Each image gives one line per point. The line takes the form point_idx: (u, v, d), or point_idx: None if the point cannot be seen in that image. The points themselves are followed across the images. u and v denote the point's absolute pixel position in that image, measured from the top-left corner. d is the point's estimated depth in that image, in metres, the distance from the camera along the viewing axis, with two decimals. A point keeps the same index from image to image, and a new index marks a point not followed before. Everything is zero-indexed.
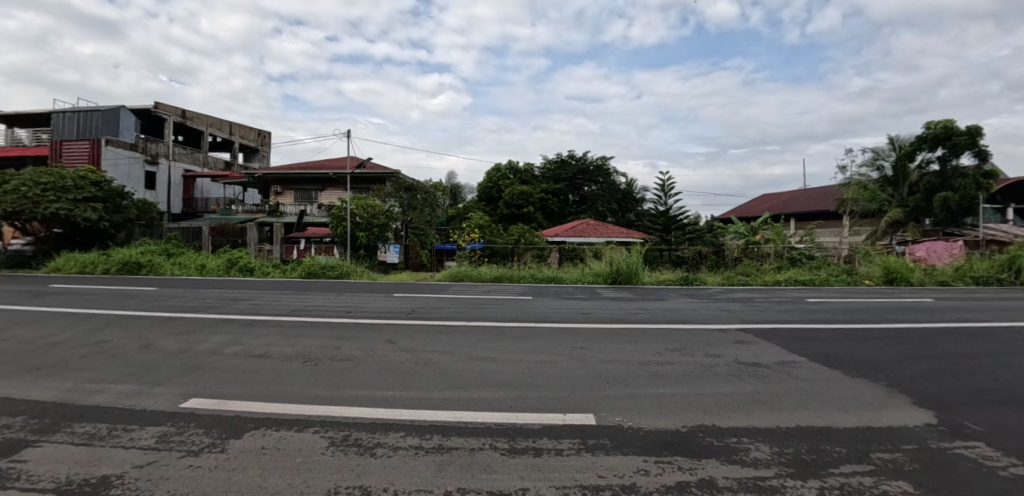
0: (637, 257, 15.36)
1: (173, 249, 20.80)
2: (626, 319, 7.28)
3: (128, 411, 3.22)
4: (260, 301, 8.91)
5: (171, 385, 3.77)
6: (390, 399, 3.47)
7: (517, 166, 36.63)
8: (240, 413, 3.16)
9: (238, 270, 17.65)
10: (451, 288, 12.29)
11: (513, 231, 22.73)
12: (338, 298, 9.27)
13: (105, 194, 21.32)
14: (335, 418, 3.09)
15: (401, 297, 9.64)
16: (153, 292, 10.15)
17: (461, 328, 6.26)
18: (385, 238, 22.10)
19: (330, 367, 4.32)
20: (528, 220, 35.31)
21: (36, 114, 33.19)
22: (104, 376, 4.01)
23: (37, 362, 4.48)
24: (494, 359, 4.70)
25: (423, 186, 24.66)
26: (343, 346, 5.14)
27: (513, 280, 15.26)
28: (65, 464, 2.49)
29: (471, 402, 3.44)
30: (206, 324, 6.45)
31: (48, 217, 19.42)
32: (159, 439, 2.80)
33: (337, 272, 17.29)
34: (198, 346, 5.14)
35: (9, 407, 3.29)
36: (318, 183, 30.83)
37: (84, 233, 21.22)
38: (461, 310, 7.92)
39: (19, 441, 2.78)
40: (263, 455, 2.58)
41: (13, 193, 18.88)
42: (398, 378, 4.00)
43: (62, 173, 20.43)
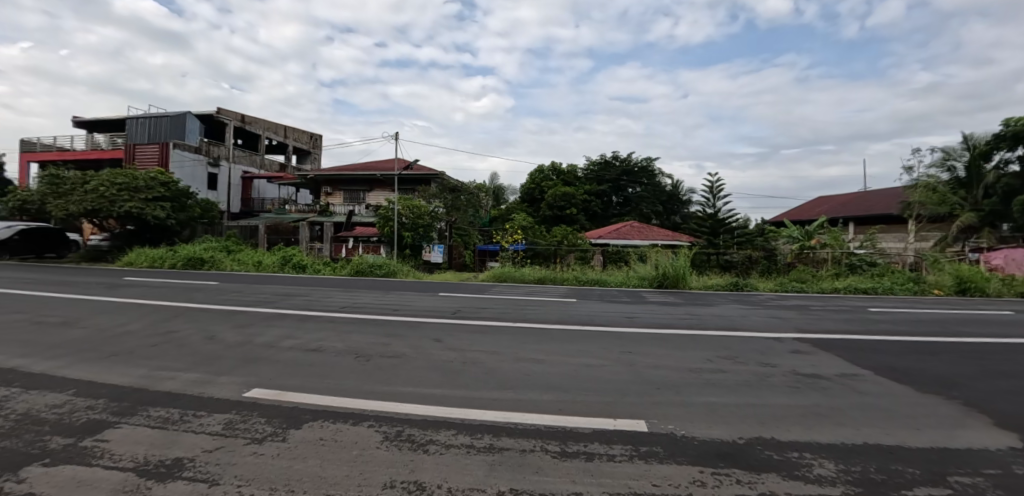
0: (684, 261, 14.91)
1: (232, 246, 22.05)
2: (672, 325, 7.10)
3: (198, 398, 3.44)
4: (312, 297, 9.29)
5: (234, 376, 3.97)
6: (437, 397, 3.50)
7: (559, 168, 36.68)
8: (299, 404, 3.29)
9: (292, 267, 18.49)
10: (494, 288, 12.41)
11: (556, 232, 22.87)
12: (385, 296, 9.58)
13: (173, 194, 22.84)
14: (387, 413, 3.16)
15: (446, 296, 9.79)
16: (215, 286, 10.80)
17: (505, 328, 6.31)
18: (429, 238, 22.40)
19: (381, 363, 4.42)
20: (570, 222, 34.97)
21: (111, 121, 36.15)
22: (173, 364, 4.27)
23: (114, 349, 4.85)
24: (539, 361, 4.67)
25: (466, 187, 25.48)
26: (392, 343, 5.27)
27: (557, 281, 15.27)
28: (142, 445, 2.67)
29: (520, 403, 3.44)
30: (263, 318, 6.79)
31: (122, 215, 20.94)
32: (226, 425, 2.96)
33: (384, 270, 17.80)
34: (256, 339, 5.40)
35: (94, 390, 3.58)
36: (366, 184, 31.81)
37: (154, 231, 22.87)
38: (504, 311, 7.94)
39: (103, 421, 3.01)
40: (321, 446, 2.67)
41: (93, 193, 20.55)
42: (446, 376, 4.05)
43: (134, 174, 22.04)
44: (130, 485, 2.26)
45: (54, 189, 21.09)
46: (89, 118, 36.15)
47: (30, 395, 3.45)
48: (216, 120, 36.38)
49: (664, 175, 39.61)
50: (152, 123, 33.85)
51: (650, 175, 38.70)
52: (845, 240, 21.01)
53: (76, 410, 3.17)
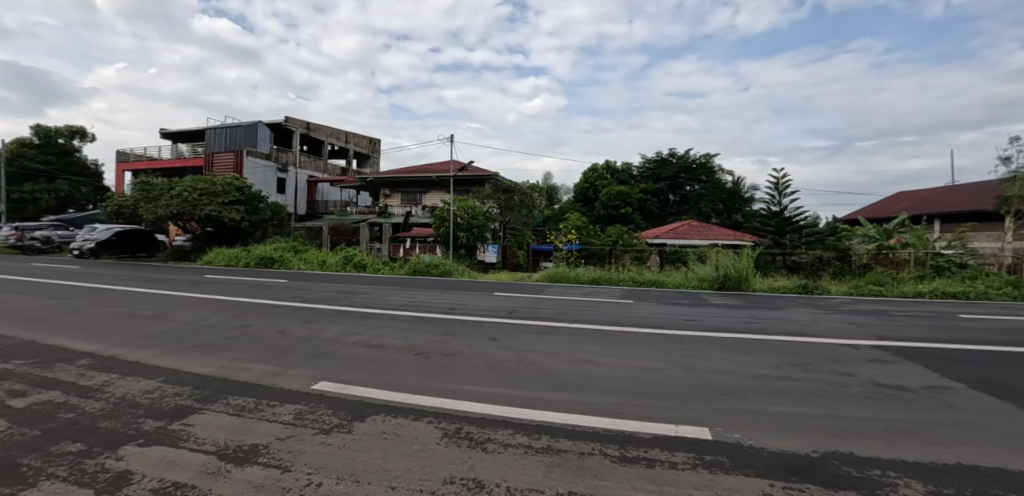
0: (747, 262, 14.26)
1: (299, 246, 23.41)
2: (734, 328, 6.79)
3: (270, 388, 3.67)
4: (372, 295, 9.69)
5: (302, 368, 4.21)
6: (494, 396, 3.55)
7: (614, 167, 35.90)
8: (363, 398, 3.44)
9: (353, 266, 19.42)
10: (550, 289, 12.44)
11: (610, 232, 22.90)
12: (442, 296, 9.84)
13: (246, 198, 24.54)
14: (446, 410, 3.23)
15: (502, 296, 9.89)
16: (284, 284, 11.55)
17: (560, 329, 6.28)
18: (484, 238, 22.47)
19: (440, 361, 4.53)
20: (625, 221, 34.20)
21: (191, 132, 39.55)
22: (248, 356, 4.59)
23: (198, 340, 5.29)
24: (596, 363, 4.60)
25: (518, 187, 26.00)
26: (449, 341, 5.38)
27: (613, 282, 15.04)
28: (222, 431, 2.89)
29: (576, 405, 3.41)
30: (327, 315, 7.16)
31: (203, 217, 22.81)
32: (296, 416, 3.14)
33: (439, 270, 18.28)
34: (322, 335, 5.71)
35: (182, 377, 3.92)
36: (422, 186, 32.74)
37: (230, 232, 24.73)
38: (560, 311, 7.90)
39: (188, 406, 3.29)
40: (384, 439, 2.78)
41: (177, 198, 22.58)
42: (502, 375, 4.08)
43: (213, 180, 23.85)
44: (212, 467, 2.46)
45: (145, 195, 23.30)
46: (173, 130, 39.76)
47: (127, 381, 3.83)
48: (285, 129, 38.80)
49: (724, 172, 37.94)
50: (228, 133, 36.50)
51: (710, 173, 37.20)
52: (930, 240, 19.16)
53: (166, 395, 3.50)
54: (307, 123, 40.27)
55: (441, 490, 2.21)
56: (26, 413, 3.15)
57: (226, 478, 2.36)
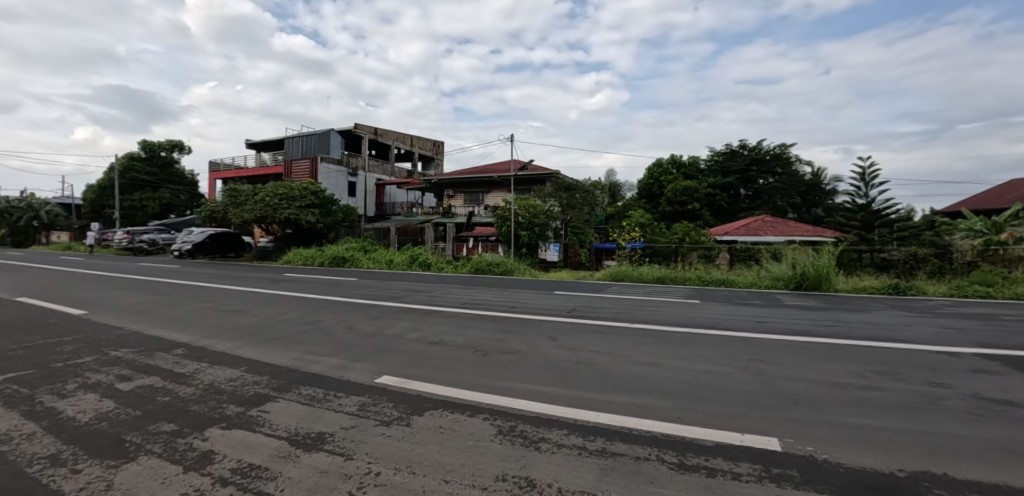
0: (828, 260, 13.17)
1: (368, 246, 24.61)
2: (811, 332, 6.29)
3: (337, 380, 3.89)
4: (435, 294, 10.02)
5: (367, 362, 4.42)
6: (549, 395, 3.53)
7: (679, 161, 33.96)
8: (422, 393, 3.55)
9: (418, 265, 20.28)
10: (611, 287, 12.21)
11: (677, 229, 21.86)
12: (502, 294, 9.97)
13: (320, 202, 26.22)
14: (501, 408, 3.26)
15: (561, 295, 9.85)
16: (354, 282, 12.24)
17: (619, 329, 6.15)
18: (545, 236, 22.58)
19: (498, 359, 4.58)
20: (692, 217, 32.31)
21: (270, 142, 43.05)
22: (319, 350, 4.92)
23: (276, 333, 5.74)
24: (656, 365, 4.45)
25: (581, 185, 25.69)
26: (507, 340, 5.43)
27: (678, 281, 14.51)
28: (294, 418, 3.09)
29: (632, 408, 3.32)
30: (392, 312, 7.49)
31: (283, 220, 24.63)
32: (360, 407, 3.30)
33: (501, 269, 18.54)
34: (386, 331, 5.98)
35: (261, 367, 4.26)
36: (484, 186, 33.27)
37: (307, 233, 26.61)
38: (621, 311, 7.73)
39: (266, 394, 3.57)
40: (440, 433, 2.85)
41: (260, 203, 24.63)
42: (559, 375, 4.05)
43: (292, 186, 25.70)
44: (284, 452, 2.65)
45: (233, 201, 25.48)
46: (256, 140, 43.45)
47: (214, 369, 4.22)
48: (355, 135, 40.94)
49: (802, 163, 35.19)
50: (305, 142, 38.99)
51: (785, 163, 34.67)
52: None
53: (246, 383, 3.81)
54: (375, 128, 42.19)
55: (493, 486, 2.24)
56: (134, 395, 3.57)
57: (296, 462, 2.53)
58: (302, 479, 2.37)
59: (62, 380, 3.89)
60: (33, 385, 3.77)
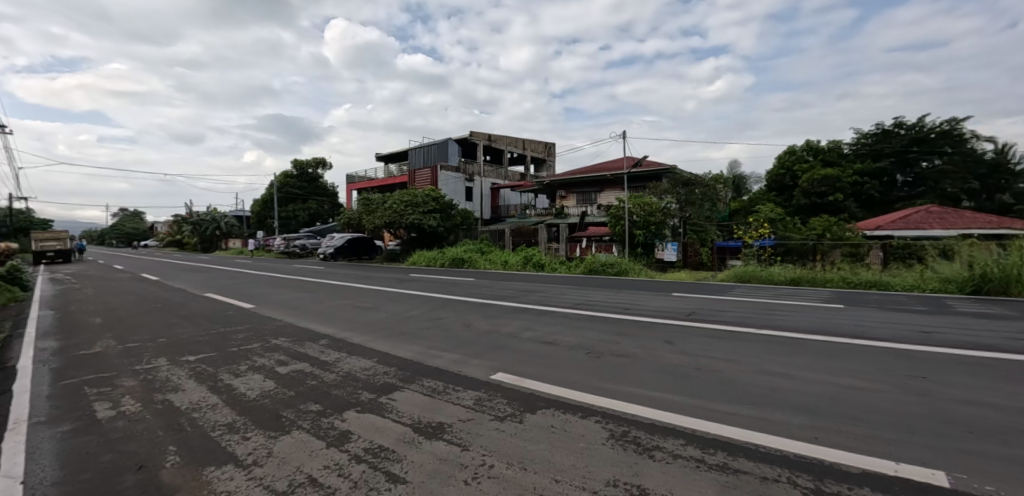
0: (1021, 256, 10.70)
1: (485, 247, 25.67)
2: (1006, 347, 5.08)
3: (455, 375, 4.12)
4: (547, 294, 10.18)
5: (483, 359, 4.63)
6: (663, 402, 3.35)
7: (817, 146, 30.75)
8: (535, 392, 3.60)
9: (533, 266, 20.82)
10: (736, 289, 11.27)
11: (816, 223, 19.11)
12: (616, 295, 9.77)
13: (440, 207, 28.14)
14: (614, 412, 3.17)
15: (678, 297, 9.34)
16: (471, 282, 12.97)
17: (744, 335, 5.62)
18: (662, 235, 21.57)
19: (610, 361, 4.47)
20: (834, 211, 28.23)
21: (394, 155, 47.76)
22: (439, 345, 5.27)
23: (403, 329, 6.30)
24: (789, 376, 3.98)
25: (701, 179, 22.87)
26: (621, 342, 5.29)
27: (816, 284, 12.86)
28: (417, 408, 3.34)
29: (761, 423, 3.00)
30: (506, 311, 7.77)
31: (409, 225, 27.00)
32: (476, 401, 3.46)
33: (616, 269, 18.29)
34: (501, 329, 6.20)
35: (390, 359, 4.69)
36: (597, 185, 32.83)
37: (429, 236, 28.41)
38: (748, 315, 7.07)
39: (395, 384, 3.92)
40: (551, 432, 2.87)
41: (388, 210, 27.30)
42: (676, 382, 3.83)
43: (416, 193, 28.00)
44: (409, 437, 2.87)
45: (366, 209, 28.55)
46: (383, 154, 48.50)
47: (352, 359, 4.76)
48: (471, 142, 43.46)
49: (981, 139, 28.79)
50: (426, 152, 42.57)
51: (956, 142, 28.79)
52: None
53: (377, 373, 4.22)
54: (489, 136, 44.15)
55: (603, 491, 2.19)
56: (289, 377, 4.17)
57: (419, 448, 2.73)
58: (424, 463, 2.55)
59: (238, 362, 4.69)
60: (217, 365, 4.61)
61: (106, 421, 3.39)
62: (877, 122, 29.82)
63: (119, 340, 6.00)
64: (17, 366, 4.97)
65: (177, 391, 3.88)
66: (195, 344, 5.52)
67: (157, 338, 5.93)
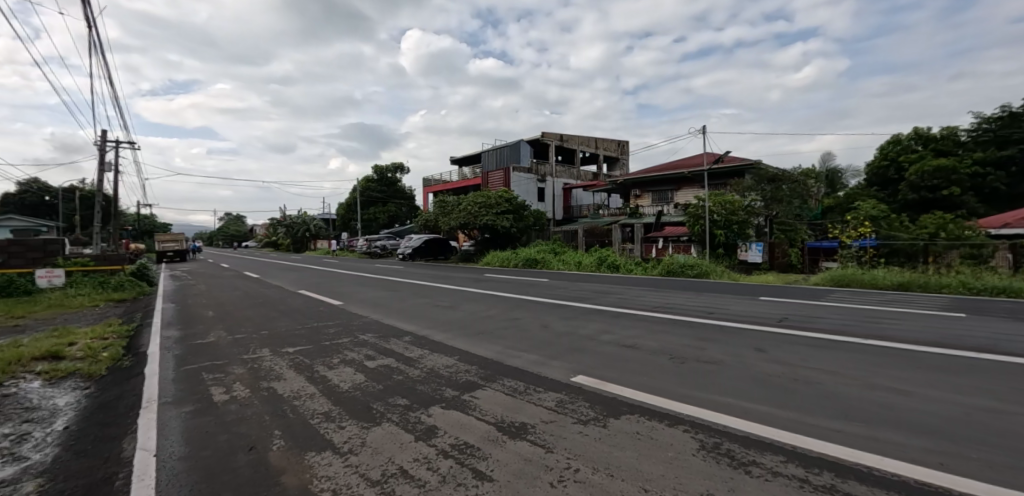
0: None
1: (558, 248, 25.57)
2: None
3: (536, 376, 4.14)
4: (624, 296, 9.99)
5: (562, 361, 4.62)
6: (756, 414, 3.15)
7: (927, 134, 27.42)
8: (617, 396, 3.54)
9: (607, 266, 20.51)
10: (833, 294, 10.35)
11: (926, 221, 17.10)
12: (696, 298, 9.37)
13: (513, 208, 28.45)
14: (703, 421, 3.03)
15: (767, 302, 8.76)
16: (546, 283, 13.04)
17: (847, 345, 5.12)
18: (746, 235, 20.52)
19: (694, 368, 4.27)
20: (951, 207, 24.91)
21: (466, 158, 49.36)
22: (517, 345, 5.32)
23: (482, 328, 6.45)
24: (905, 393, 3.57)
25: (788, 175, 22.10)
26: (706, 348, 5.05)
27: (931, 289, 11.53)
28: (501, 407, 3.40)
29: (874, 444, 2.71)
30: (582, 313, 7.70)
31: (483, 226, 27.63)
32: (558, 403, 3.46)
33: (696, 271, 17.58)
34: (580, 331, 6.15)
35: (472, 358, 4.82)
36: (674, 183, 31.45)
37: (502, 237, 28.84)
38: (850, 324, 6.46)
39: (477, 382, 4.02)
40: (637, 439, 2.79)
41: (463, 211, 28.15)
42: (770, 393, 3.58)
43: (490, 195, 28.58)
44: (493, 435, 2.93)
45: (442, 211, 29.67)
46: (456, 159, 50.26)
47: (434, 356, 4.95)
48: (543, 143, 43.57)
49: None
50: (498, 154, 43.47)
51: None
52: None
53: (460, 371, 4.35)
54: (561, 136, 44.05)
55: None
56: (377, 371, 4.41)
57: (503, 446, 2.77)
58: (510, 462, 2.58)
59: (332, 355, 5.05)
60: (313, 357, 4.99)
61: (221, 404, 3.79)
62: (1002, 104, 25.95)
63: (229, 331, 6.70)
64: (149, 352, 5.70)
65: (280, 380, 4.25)
66: (293, 337, 6.02)
67: (260, 331, 6.55)
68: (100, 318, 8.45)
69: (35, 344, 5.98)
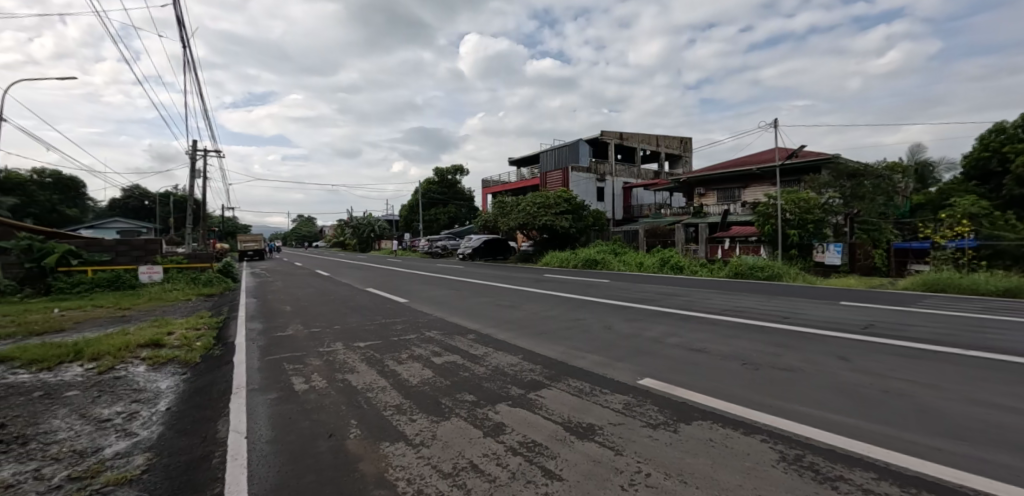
0: None
1: (618, 248, 25.14)
2: None
3: (601, 377, 4.14)
4: (689, 298, 9.69)
5: (628, 363, 4.58)
6: (840, 427, 2.97)
7: None
8: (687, 401, 3.46)
9: (670, 268, 19.97)
10: (927, 300, 9.43)
11: None
12: (768, 302, 8.91)
13: (572, 208, 28.26)
14: (781, 432, 2.91)
15: (848, 307, 8.16)
16: (607, 284, 12.90)
17: (945, 356, 4.67)
18: (822, 236, 19.29)
19: (768, 376, 4.09)
20: None
21: (524, 159, 49.83)
22: (581, 346, 5.33)
23: (545, 328, 6.52)
24: (1019, 411, 3.22)
25: (871, 170, 20.57)
26: (782, 355, 4.81)
27: None
28: (568, 407, 3.43)
29: (981, 465, 2.47)
30: (647, 315, 7.58)
31: (541, 226, 27.78)
32: (625, 405, 3.44)
33: (766, 273, 16.66)
34: (644, 333, 6.05)
35: (537, 357, 4.88)
36: (742, 180, 29.87)
37: (561, 238, 28.81)
38: (948, 333, 5.87)
39: (542, 381, 4.08)
40: (711, 447, 2.72)
41: (522, 212, 28.44)
42: (856, 405, 3.36)
43: (548, 195, 28.63)
44: (561, 435, 2.97)
45: (501, 211, 30.13)
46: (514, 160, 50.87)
47: (498, 354, 5.07)
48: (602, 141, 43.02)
49: None
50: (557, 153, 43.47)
51: None
52: None
53: (525, 370, 4.41)
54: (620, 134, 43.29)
55: None
56: (444, 367, 4.58)
57: (572, 446, 2.81)
58: (579, 462, 2.61)
59: (401, 350, 5.30)
60: (383, 352, 5.26)
61: (302, 393, 4.10)
62: None
63: (305, 324, 7.23)
64: (236, 342, 6.27)
65: (354, 372, 4.52)
66: (364, 333, 6.39)
67: (332, 325, 7.01)
68: (194, 310, 9.39)
69: (141, 332, 6.73)
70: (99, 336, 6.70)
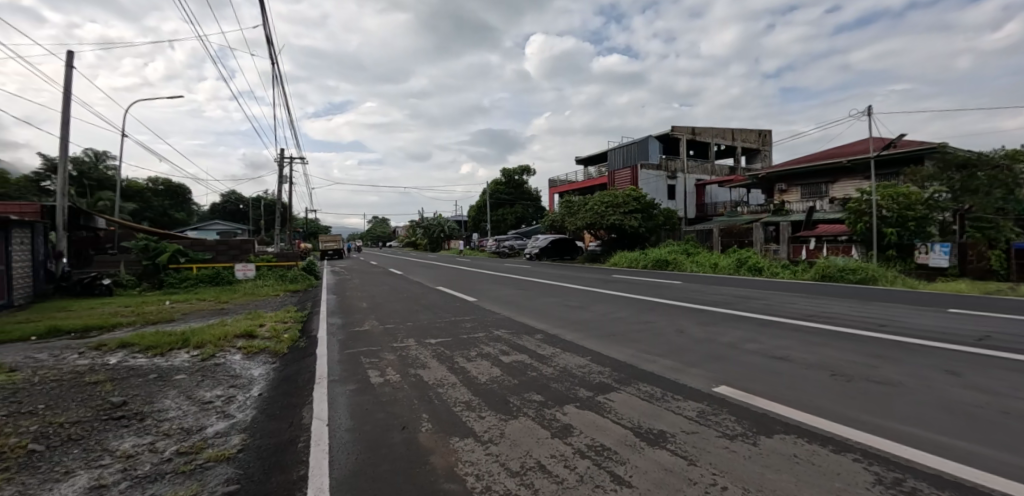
0: None
1: (691, 249, 24.13)
2: None
3: (673, 383, 3.99)
4: (771, 302, 9.03)
5: (703, 369, 4.37)
6: (952, 451, 2.63)
7: None
8: (768, 413, 3.25)
9: (748, 269, 18.86)
10: None
11: None
12: (864, 308, 8.06)
13: (642, 207, 27.44)
14: (878, 452, 2.64)
15: (964, 316, 7.18)
16: (681, 285, 12.38)
17: None
18: (926, 235, 17.33)
19: (864, 389, 3.72)
20: None
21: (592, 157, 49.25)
22: (651, 350, 5.17)
23: (613, 330, 6.39)
24: None
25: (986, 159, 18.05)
26: (879, 367, 4.35)
27: None
28: (638, 412, 3.35)
29: None
30: (722, 318, 7.17)
31: (609, 226, 27.37)
32: (699, 413, 3.29)
33: (859, 276, 15.14)
34: (719, 338, 5.74)
35: (606, 359, 4.80)
36: (829, 174, 27.51)
37: (630, 238, 28.13)
38: None
39: (610, 384, 4.00)
40: (796, 463, 2.53)
41: (589, 211, 28.21)
42: (972, 427, 2.96)
43: (617, 194, 28.09)
44: (630, 440, 2.90)
45: (568, 211, 30.07)
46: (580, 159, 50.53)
47: (566, 355, 5.05)
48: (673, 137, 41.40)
49: None
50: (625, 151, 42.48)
51: None
52: None
53: (594, 372, 4.36)
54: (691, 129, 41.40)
55: None
56: (513, 366, 4.64)
57: (642, 453, 2.73)
58: (648, 470, 2.54)
59: (470, 348, 5.46)
60: (454, 349, 5.44)
61: (378, 385, 4.34)
62: None
63: (380, 320, 7.66)
64: (318, 335, 6.77)
65: (425, 368, 4.71)
66: (435, 330, 6.64)
67: (405, 322, 7.36)
68: (282, 305, 10.27)
69: (237, 324, 7.47)
70: (205, 326, 7.54)
